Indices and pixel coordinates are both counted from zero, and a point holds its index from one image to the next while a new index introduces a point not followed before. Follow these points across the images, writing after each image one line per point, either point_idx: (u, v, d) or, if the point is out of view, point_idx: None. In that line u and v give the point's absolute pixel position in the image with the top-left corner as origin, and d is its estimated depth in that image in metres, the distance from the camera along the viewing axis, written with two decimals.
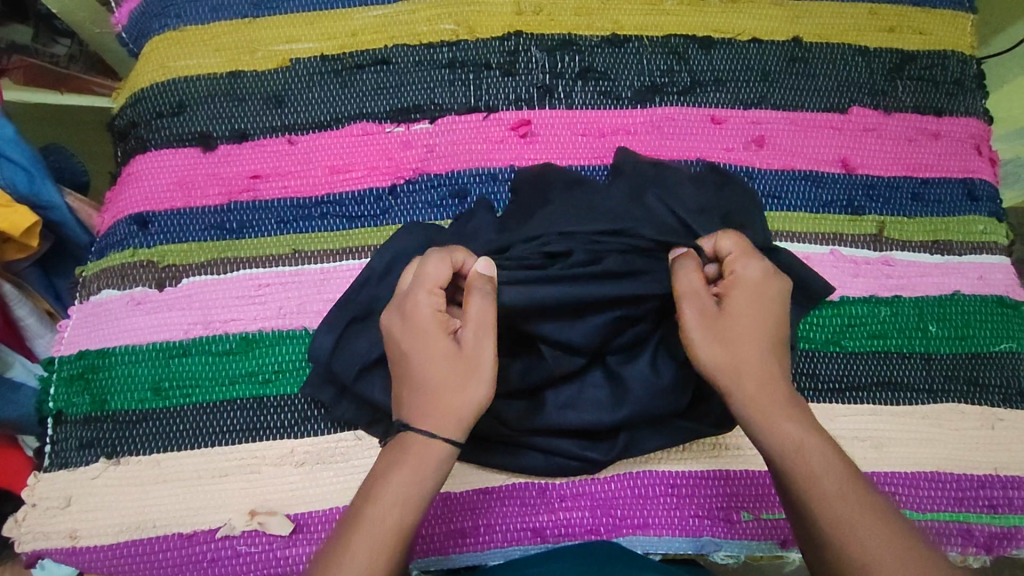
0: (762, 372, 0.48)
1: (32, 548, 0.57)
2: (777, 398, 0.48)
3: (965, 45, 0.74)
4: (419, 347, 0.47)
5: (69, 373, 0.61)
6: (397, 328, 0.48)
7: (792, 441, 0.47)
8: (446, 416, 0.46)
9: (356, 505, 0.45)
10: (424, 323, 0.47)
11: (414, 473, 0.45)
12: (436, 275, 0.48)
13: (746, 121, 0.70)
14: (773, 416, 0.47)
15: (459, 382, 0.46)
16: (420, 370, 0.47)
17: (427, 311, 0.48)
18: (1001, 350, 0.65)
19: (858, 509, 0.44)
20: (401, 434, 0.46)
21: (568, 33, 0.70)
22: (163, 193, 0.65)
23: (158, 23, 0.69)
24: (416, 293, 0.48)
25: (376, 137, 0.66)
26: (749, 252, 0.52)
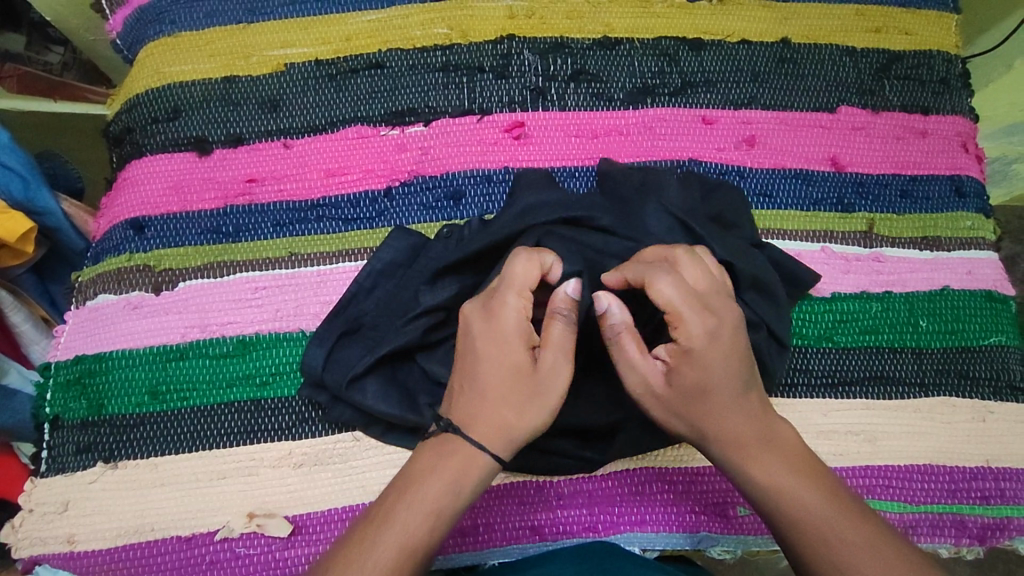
0: (732, 417, 0.49)
1: (29, 554, 0.57)
2: (751, 443, 0.48)
3: (950, 44, 0.75)
4: (497, 355, 0.48)
5: (66, 378, 0.61)
6: (481, 329, 0.49)
7: (770, 482, 0.47)
8: (496, 434, 0.47)
9: (390, 502, 0.46)
10: (509, 332, 0.48)
11: (450, 486, 0.46)
12: (524, 278, 0.48)
13: (737, 121, 0.71)
14: (749, 461, 0.48)
15: (524, 404, 0.48)
16: (489, 378, 0.48)
17: (512, 315, 0.48)
18: (991, 344, 0.66)
19: (840, 539, 0.45)
20: (449, 436, 0.48)
21: (560, 36, 0.71)
22: (159, 198, 0.65)
23: (152, 29, 0.70)
24: (506, 295, 0.48)
25: (371, 140, 0.67)
26: (692, 304, 0.47)
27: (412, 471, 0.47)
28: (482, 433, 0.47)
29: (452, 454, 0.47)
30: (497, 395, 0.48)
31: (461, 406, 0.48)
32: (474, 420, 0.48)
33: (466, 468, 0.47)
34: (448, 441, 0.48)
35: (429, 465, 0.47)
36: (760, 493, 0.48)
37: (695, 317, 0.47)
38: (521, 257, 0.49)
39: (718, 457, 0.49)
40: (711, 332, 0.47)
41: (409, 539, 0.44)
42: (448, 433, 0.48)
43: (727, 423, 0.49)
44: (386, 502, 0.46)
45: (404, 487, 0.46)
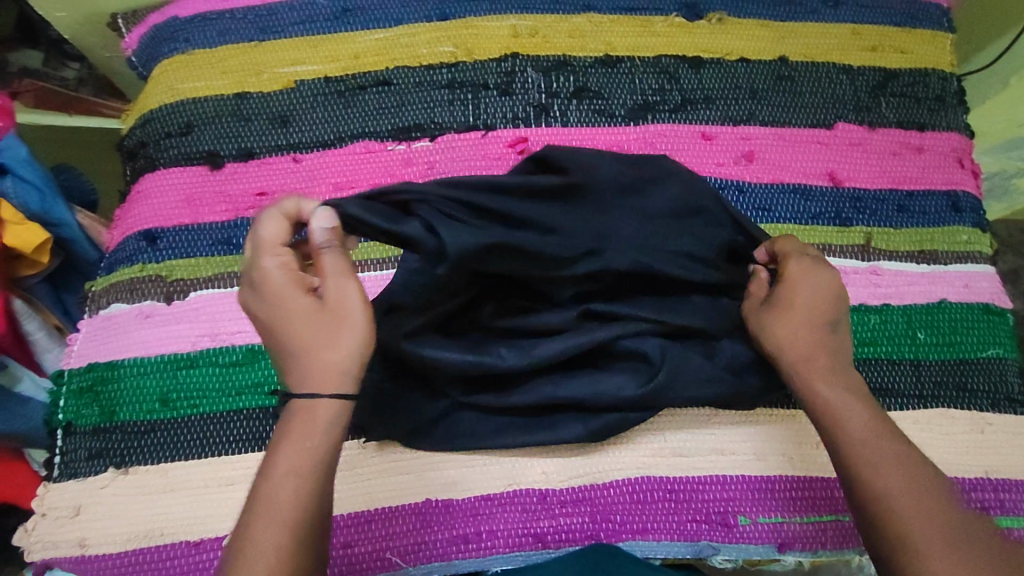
0: (811, 342, 0.56)
1: (41, 558, 0.58)
2: (824, 368, 0.55)
3: (945, 63, 0.77)
4: (286, 311, 0.47)
5: (78, 385, 0.62)
6: (252, 296, 0.49)
7: (831, 400, 0.53)
8: (328, 376, 0.46)
9: (257, 489, 0.45)
10: (279, 286, 0.48)
11: (302, 451, 0.45)
12: (273, 236, 0.49)
13: (736, 137, 0.72)
14: (817, 374, 0.55)
15: (331, 339, 0.47)
16: (291, 333, 0.47)
17: (277, 273, 0.48)
18: (988, 356, 0.67)
19: (885, 459, 0.49)
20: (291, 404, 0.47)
21: (563, 54, 0.73)
22: (171, 210, 0.67)
23: (167, 47, 0.72)
24: (262, 260, 0.49)
25: (379, 155, 0.69)
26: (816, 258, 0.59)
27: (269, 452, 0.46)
28: (314, 382, 0.46)
29: (293, 422, 0.46)
30: (301, 343, 0.47)
31: (289, 373, 0.48)
32: (304, 378, 0.47)
33: (307, 420, 0.46)
34: (290, 410, 0.47)
35: (278, 438, 0.46)
36: (823, 408, 0.53)
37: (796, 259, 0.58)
38: (259, 220, 0.49)
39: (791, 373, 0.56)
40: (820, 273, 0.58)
41: (281, 515, 0.43)
42: (290, 405, 0.47)
43: (807, 344, 0.56)
44: (253, 491, 0.45)
45: (263, 472, 0.45)
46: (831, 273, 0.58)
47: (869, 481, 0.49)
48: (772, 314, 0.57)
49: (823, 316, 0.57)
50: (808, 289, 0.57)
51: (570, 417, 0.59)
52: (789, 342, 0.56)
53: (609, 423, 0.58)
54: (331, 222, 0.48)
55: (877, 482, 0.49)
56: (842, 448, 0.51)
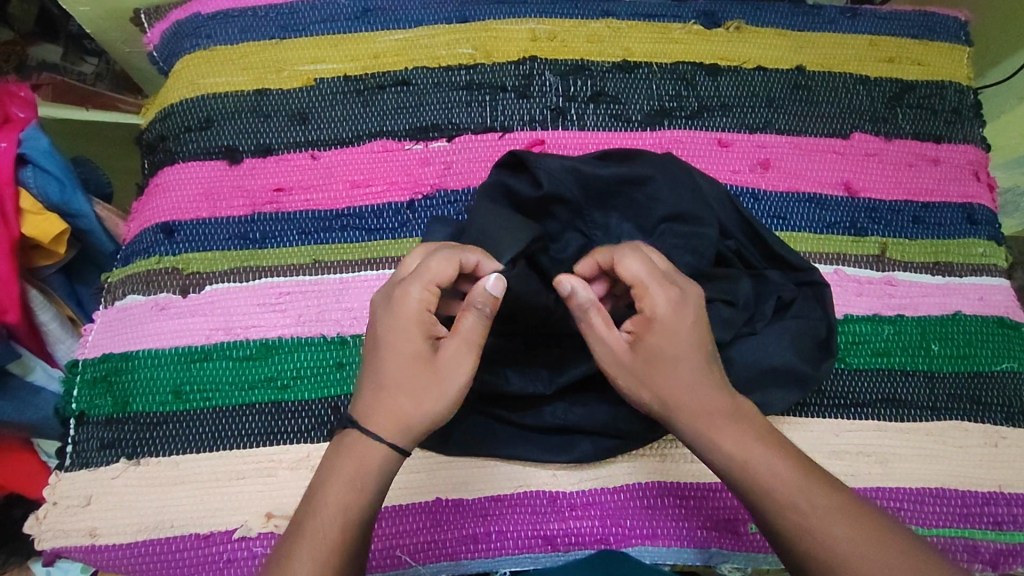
0: (701, 392, 0.49)
1: (51, 546, 0.58)
2: (720, 413, 0.48)
3: (962, 75, 0.77)
4: (399, 342, 0.49)
5: (92, 375, 0.62)
6: (381, 311, 0.50)
7: (736, 454, 0.47)
8: (395, 423, 0.47)
9: (300, 516, 0.45)
10: (409, 318, 0.48)
11: (353, 482, 0.46)
12: (436, 272, 0.49)
13: (753, 145, 0.72)
14: (713, 428, 0.48)
15: (419, 396, 0.48)
16: (388, 364, 0.48)
17: (414, 304, 0.48)
18: (1002, 370, 0.67)
19: (803, 509, 0.45)
20: (347, 434, 0.48)
21: (581, 59, 0.73)
22: (189, 204, 0.67)
23: (189, 42, 0.73)
24: (411, 284, 0.49)
25: (396, 154, 0.69)
26: (656, 279, 0.50)
27: (314, 482, 0.47)
28: (380, 426, 0.47)
29: (347, 454, 0.47)
30: (393, 383, 0.48)
31: (361, 401, 0.49)
32: (375, 415, 0.48)
33: (361, 458, 0.47)
34: (346, 438, 0.48)
35: (328, 467, 0.47)
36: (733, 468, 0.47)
37: (654, 292, 0.49)
38: (437, 253, 0.49)
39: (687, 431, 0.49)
40: (680, 300, 0.49)
41: (326, 542, 0.44)
42: (344, 433, 0.48)
43: (691, 387, 0.49)
44: (295, 520, 0.45)
45: (307, 500, 0.46)
46: (694, 297, 0.50)
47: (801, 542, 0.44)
48: (648, 366, 0.49)
49: (697, 352, 0.49)
50: (667, 334, 0.49)
51: (581, 418, 0.58)
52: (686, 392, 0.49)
53: (620, 428, 0.58)
54: (497, 292, 0.48)
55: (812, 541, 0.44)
56: (768, 515, 0.46)
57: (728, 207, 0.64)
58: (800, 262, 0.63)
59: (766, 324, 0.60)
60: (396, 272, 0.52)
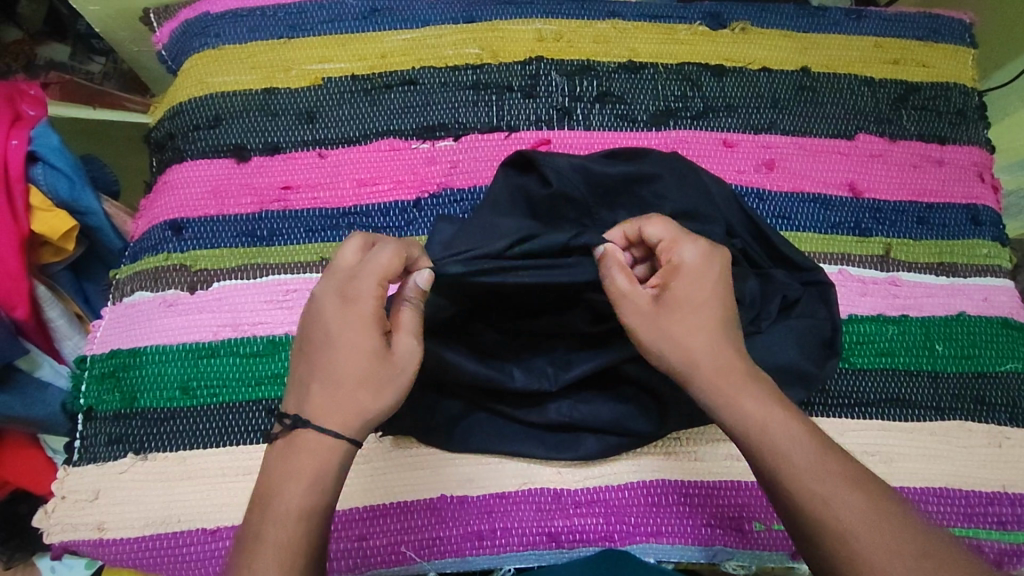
0: (719, 350, 0.49)
1: (60, 539, 0.58)
2: (735, 375, 0.49)
3: (966, 77, 0.77)
4: (347, 338, 0.47)
5: (100, 371, 0.63)
6: (329, 309, 0.48)
7: (756, 417, 0.47)
8: (349, 418, 0.47)
9: (256, 522, 0.44)
10: (361, 317, 0.48)
11: (312, 483, 0.45)
12: (386, 266, 0.48)
13: (758, 145, 0.72)
14: (732, 391, 0.48)
15: (374, 390, 0.47)
16: (338, 361, 0.47)
17: (364, 300, 0.48)
18: (1007, 370, 0.67)
19: (815, 478, 0.44)
20: (300, 435, 0.46)
21: (587, 59, 0.73)
22: (197, 201, 0.68)
23: (198, 41, 0.73)
24: (361, 279, 0.48)
25: (403, 153, 0.69)
26: (680, 237, 0.52)
27: (268, 482, 0.46)
28: (335, 423, 0.46)
29: (301, 457, 0.46)
30: (345, 381, 0.47)
31: (311, 399, 0.47)
32: (327, 412, 0.47)
33: (319, 461, 0.46)
34: (299, 439, 0.46)
35: (282, 470, 0.45)
36: (743, 430, 0.47)
37: (683, 246, 0.52)
38: (384, 248, 0.48)
39: (703, 389, 0.49)
40: (703, 258, 0.51)
41: (288, 547, 0.43)
42: (295, 431, 0.47)
43: (713, 349, 0.49)
44: (248, 524, 0.44)
45: (262, 502, 0.45)
46: (722, 258, 0.52)
47: (812, 513, 0.44)
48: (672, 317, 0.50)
49: (716, 311, 0.50)
50: (694, 288, 0.51)
51: (587, 416, 0.59)
52: (705, 351, 0.49)
53: (625, 426, 0.58)
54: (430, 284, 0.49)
55: (828, 511, 0.43)
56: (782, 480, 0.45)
57: (733, 205, 0.64)
58: (805, 264, 0.63)
59: (771, 323, 0.60)
60: (336, 263, 0.49)
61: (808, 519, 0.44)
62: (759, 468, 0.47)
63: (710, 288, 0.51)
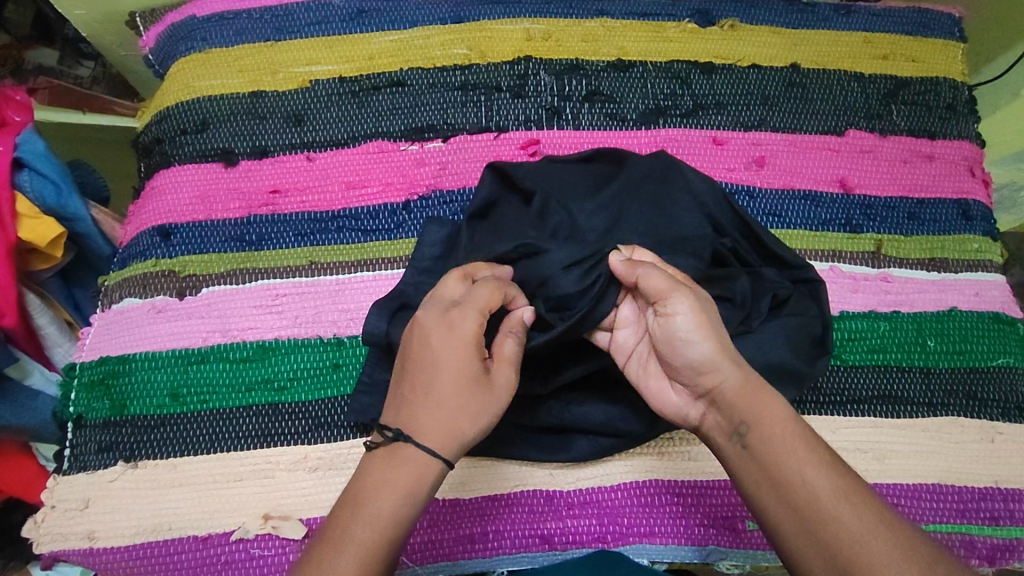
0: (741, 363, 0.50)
1: (49, 549, 0.58)
2: (761, 387, 0.49)
3: (956, 72, 0.77)
4: (453, 361, 0.48)
5: (90, 379, 0.62)
6: (433, 330, 0.49)
7: (778, 426, 0.47)
8: (449, 440, 0.47)
9: (342, 520, 0.44)
10: (468, 340, 0.48)
11: (405, 496, 0.45)
12: (488, 299, 0.50)
13: (747, 142, 0.72)
14: (757, 398, 0.48)
15: (476, 413, 0.47)
16: (444, 383, 0.47)
17: (472, 327, 0.49)
18: (998, 365, 0.67)
19: (835, 491, 0.44)
20: (400, 444, 0.47)
21: (576, 58, 0.73)
22: (186, 206, 0.67)
23: (184, 45, 0.73)
24: (467, 308, 0.49)
25: (391, 155, 0.69)
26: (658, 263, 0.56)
27: (360, 486, 0.46)
28: (434, 442, 0.46)
29: (402, 466, 0.46)
30: (448, 400, 0.47)
31: (413, 416, 0.47)
32: (429, 431, 0.46)
33: (419, 473, 0.46)
34: (397, 449, 0.46)
35: (378, 477, 0.46)
36: (764, 439, 0.47)
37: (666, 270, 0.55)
38: (483, 282, 0.51)
39: (733, 395, 0.49)
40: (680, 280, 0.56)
41: (375, 549, 0.43)
42: (397, 443, 0.47)
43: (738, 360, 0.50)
44: (339, 520, 0.44)
45: (354, 502, 0.45)
46: None
47: (829, 523, 0.43)
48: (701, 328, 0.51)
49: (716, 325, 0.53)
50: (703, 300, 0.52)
51: (578, 418, 0.58)
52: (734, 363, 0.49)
53: (616, 429, 0.58)
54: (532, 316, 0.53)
55: (845, 522, 0.43)
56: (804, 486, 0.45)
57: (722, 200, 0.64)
58: (796, 261, 0.63)
59: (761, 322, 0.60)
60: (434, 297, 0.51)
61: (824, 528, 0.43)
62: (775, 477, 0.46)
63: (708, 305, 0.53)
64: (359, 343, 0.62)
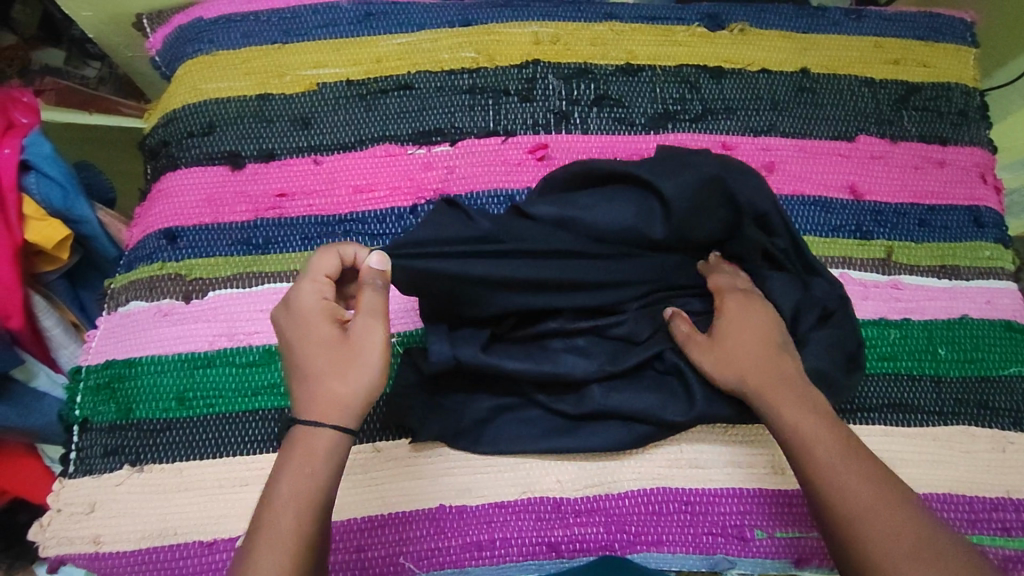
0: (771, 364, 0.54)
1: (55, 553, 0.58)
2: (785, 385, 0.53)
3: (968, 77, 0.77)
4: (307, 335, 0.48)
5: (95, 382, 0.62)
6: (282, 319, 0.49)
7: (794, 419, 0.51)
8: (332, 404, 0.46)
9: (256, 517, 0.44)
10: (310, 313, 0.48)
11: (302, 470, 0.44)
12: (322, 267, 0.50)
13: (757, 147, 0.72)
14: (777, 394, 0.53)
15: (347, 372, 0.47)
16: (307, 357, 0.47)
17: (312, 299, 0.49)
18: (1010, 374, 0.66)
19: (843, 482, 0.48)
20: (292, 427, 0.47)
21: (584, 62, 0.73)
22: (192, 209, 0.67)
23: (191, 47, 0.73)
24: (302, 284, 0.50)
25: (398, 159, 0.69)
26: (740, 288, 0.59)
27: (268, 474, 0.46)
28: (320, 410, 0.46)
29: (295, 444, 0.45)
30: (315, 372, 0.47)
31: (295, 397, 0.47)
32: (307, 403, 0.46)
33: (310, 443, 0.45)
34: (290, 433, 0.46)
35: (277, 461, 0.46)
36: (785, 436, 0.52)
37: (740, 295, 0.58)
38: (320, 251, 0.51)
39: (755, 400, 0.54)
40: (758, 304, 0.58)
41: (286, 528, 0.43)
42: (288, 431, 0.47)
43: (766, 366, 0.54)
44: (254, 517, 0.44)
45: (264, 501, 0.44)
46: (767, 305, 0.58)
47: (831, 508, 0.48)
48: (727, 345, 0.56)
49: (772, 333, 0.56)
50: (742, 320, 0.57)
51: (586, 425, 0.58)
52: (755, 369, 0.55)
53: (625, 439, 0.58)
54: (382, 264, 0.50)
55: (845, 505, 0.47)
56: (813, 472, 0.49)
57: (764, 191, 0.61)
58: (817, 264, 0.63)
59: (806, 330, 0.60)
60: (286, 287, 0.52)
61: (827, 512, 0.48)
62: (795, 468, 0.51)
63: (769, 322, 0.57)
64: None
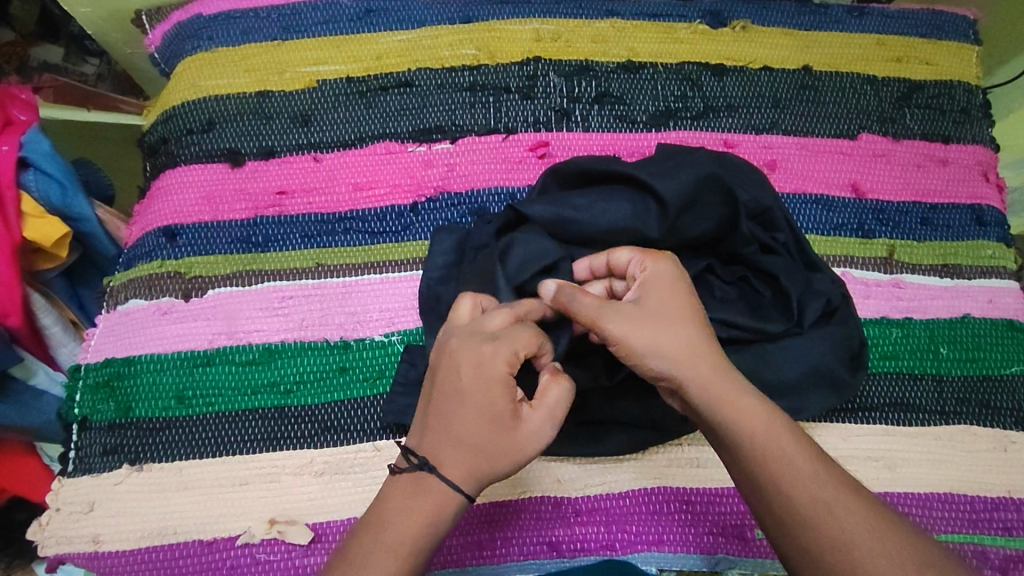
0: (710, 359, 0.49)
1: (54, 552, 0.57)
2: (730, 384, 0.48)
3: (971, 75, 0.76)
4: (483, 399, 0.47)
5: (95, 381, 0.62)
6: (466, 370, 0.47)
7: (748, 427, 0.46)
8: (472, 477, 0.46)
9: (363, 542, 0.45)
10: (497, 380, 0.47)
11: (426, 526, 0.45)
12: (522, 341, 0.49)
13: (759, 145, 0.71)
14: (727, 398, 0.47)
15: (502, 456, 0.47)
16: (472, 422, 0.47)
17: (501, 367, 0.47)
18: (1012, 373, 0.66)
19: (818, 495, 0.44)
20: (424, 470, 0.47)
21: (585, 59, 0.72)
22: (191, 207, 0.67)
23: (191, 44, 0.72)
24: (501, 347, 0.48)
25: (399, 156, 0.68)
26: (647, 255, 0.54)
27: (383, 510, 0.46)
28: (462, 479, 0.46)
29: (425, 495, 0.46)
30: (478, 441, 0.47)
31: (433, 446, 0.47)
32: (450, 465, 0.46)
33: (439, 504, 0.46)
34: (420, 476, 0.47)
35: (403, 503, 0.46)
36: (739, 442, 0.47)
37: (647, 263, 0.53)
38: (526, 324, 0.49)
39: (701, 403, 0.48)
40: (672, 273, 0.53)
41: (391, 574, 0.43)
42: (421, 473, 0.47)
43: (705, 364, 0.49)
44: (358, 547, 0.44)
45: (376, 527, 0.45)
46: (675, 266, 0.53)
47: (810, 529, 0.43)
48: (642, 320, 0.50)
49: (693, 316, 0.51)
50: (659, 297, 0.51)
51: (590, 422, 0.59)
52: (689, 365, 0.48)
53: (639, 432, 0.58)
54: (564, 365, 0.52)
55: (832, 522, 0.43)
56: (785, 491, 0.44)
57: (765, 188, 0.62)
58: (817, 260, 0.62)
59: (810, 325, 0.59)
60: (472, 325, 0.50)
61: (806, 534, 0.43)
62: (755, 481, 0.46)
63: (687, 294, 0.52)
64: (367, 346, 0.62)
